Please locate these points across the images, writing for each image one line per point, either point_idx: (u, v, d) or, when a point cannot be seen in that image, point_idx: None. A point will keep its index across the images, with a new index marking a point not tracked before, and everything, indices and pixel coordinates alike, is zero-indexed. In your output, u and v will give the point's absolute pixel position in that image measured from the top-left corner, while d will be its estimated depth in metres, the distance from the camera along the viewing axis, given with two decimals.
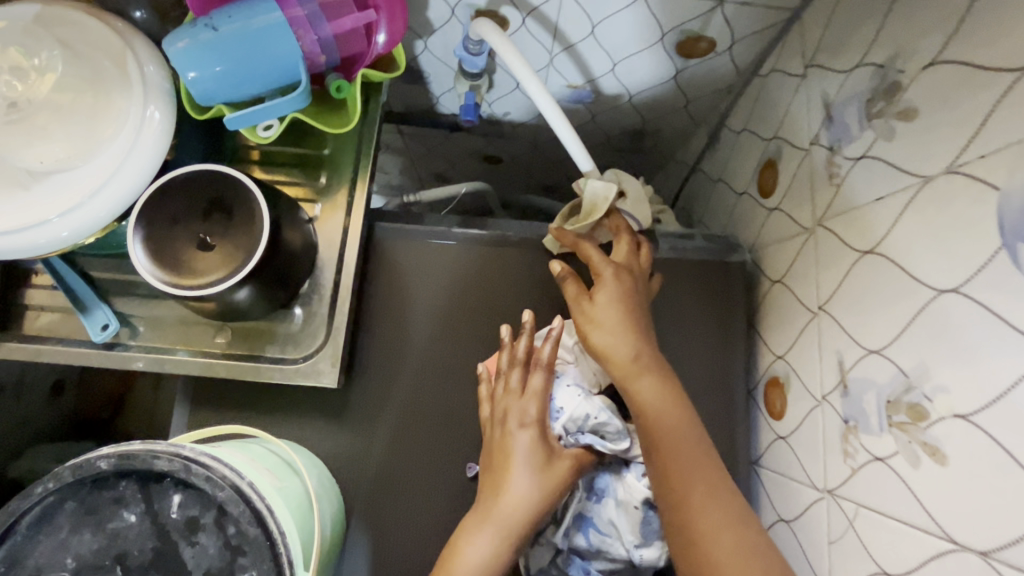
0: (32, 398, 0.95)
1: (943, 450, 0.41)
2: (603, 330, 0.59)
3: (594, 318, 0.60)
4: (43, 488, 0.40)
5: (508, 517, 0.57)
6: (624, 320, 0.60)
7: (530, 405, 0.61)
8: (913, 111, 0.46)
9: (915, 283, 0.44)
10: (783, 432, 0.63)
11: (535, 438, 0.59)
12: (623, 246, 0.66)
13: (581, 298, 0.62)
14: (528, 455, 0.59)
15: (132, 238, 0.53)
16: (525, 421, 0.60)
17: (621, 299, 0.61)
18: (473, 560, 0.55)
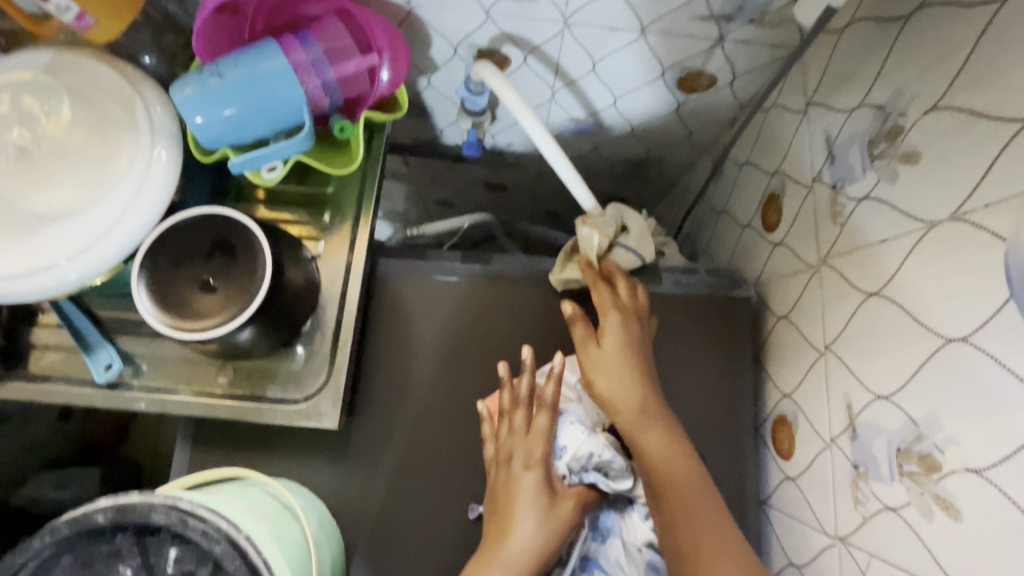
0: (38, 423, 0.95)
1: (956, 504, 0.40)
2: (610, 380, 0.60)
3: (601, 365, 0.61)
4: (39, 543, 0.40)
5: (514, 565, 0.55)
6: (632, 369, 0.60)
7: (536, 446, 0.60)
8: (916, 155, 0.46)
9: (923, 329, 0.44)
10: (792, 472, 0.62)
11: (541, 481, 0.58)
12: (624, 290, 0.65)
13: (590, 342, 0.62)
14: (534, 498, 0.58)
15: (138, 282, 0.54)
16: (530, 463, 0.59)
17: (629, 346, 0.61)
18: None
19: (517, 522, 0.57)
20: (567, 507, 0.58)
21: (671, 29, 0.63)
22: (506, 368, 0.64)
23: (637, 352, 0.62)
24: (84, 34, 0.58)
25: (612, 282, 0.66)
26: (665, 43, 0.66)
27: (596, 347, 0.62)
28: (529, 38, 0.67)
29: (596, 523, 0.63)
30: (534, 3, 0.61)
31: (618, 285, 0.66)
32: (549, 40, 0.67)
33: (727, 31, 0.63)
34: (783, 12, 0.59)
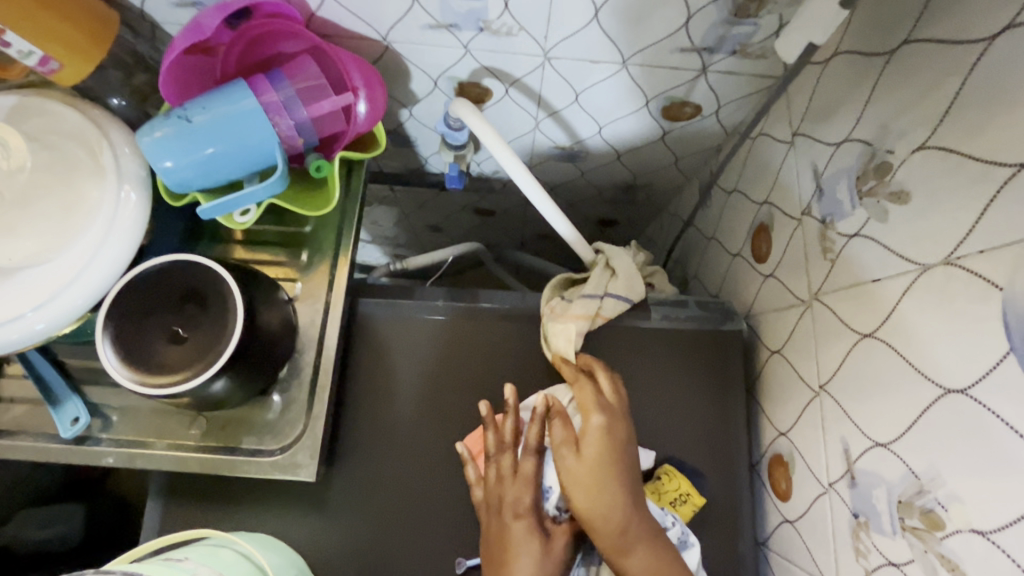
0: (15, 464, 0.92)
1: (962, 567, 0.38)
2: (586, 497, 0.55)
3: (576, 479, 0.56)
4: None
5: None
6: (612, 485, 0.55)
7: (525, 490, 0.57)
8: (905, 193, 0.44)
9: (920, 376, 0.42)
10: (789, 514, 0.60)
11: (530, 529, 0.56)
12: (607, 385, 0.61)
13: (566, 452, 0.57)
14: (527, 548, 0.55)
15: (103, 339, 0.52)
16: (520, 511, 0.56)
17: (608, 456, 0.56)
18: None
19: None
20: (558, 551, 0.56)
21: (653, 61, 0.62)
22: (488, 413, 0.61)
23: (620, 460, 0.57)
24: (51, 78, 0.57)
25: (593, 375, 0.62)
26: (648, 74, 0.65)
27: (572, 458, 0.56)
28: (510, 71, 0.66)
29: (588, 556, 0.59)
30: (512, 37, 0.60)
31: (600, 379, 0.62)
32: (530, 73, 0.66)
33: (709, 62, 0.62)
34: (765, 44, 0.58)
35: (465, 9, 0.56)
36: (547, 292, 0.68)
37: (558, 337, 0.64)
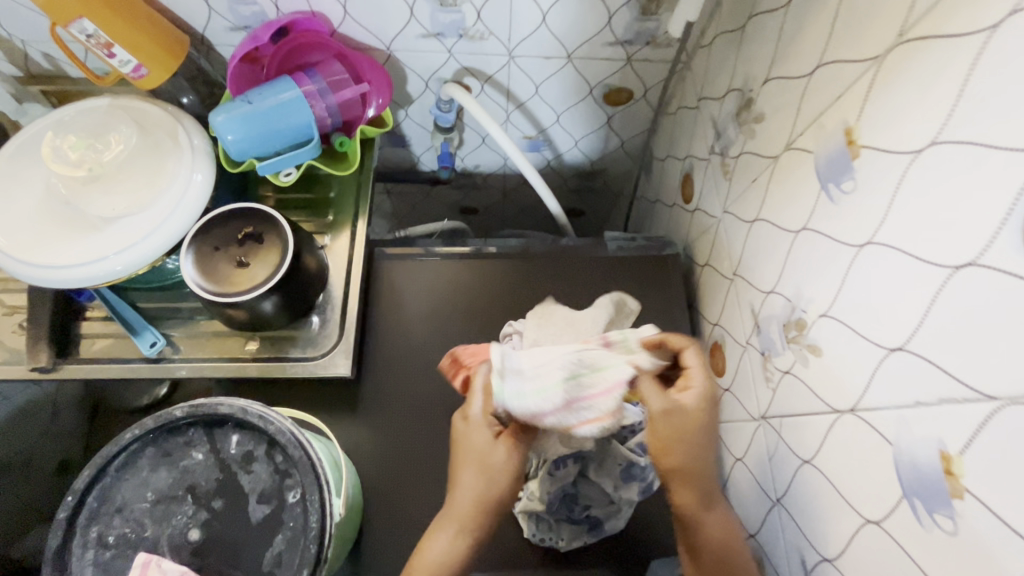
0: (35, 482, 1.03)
1: (818, 345, 0.55)
2: (705, 453, 0.54)
3: (686, 437, 0.54)
4: (130, 433, 0.51)
5: (462, 516, 0.55)
6: (701, 445, 0.54)
7: (478, 403, 0.58)
8: (762, 114, 0.64)
9: (785, 231, 0.60)
10: (725, 383, 0.76)
11: (476, 432, 0.57)
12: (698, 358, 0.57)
13: (671, 417, 0.54)
14: (477, 450, 0.56)
15: (184, 260, 0.68)
16: (469, 415, 0.58)
17: (708, 420, 0.54)
18: (434, 558, 0.54)
19: (459, 478, 0.56)
20: (506, 452, 0.56)
21: (590, 54, 0.83)
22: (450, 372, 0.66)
23: (707, 424, 0.54)
24: (137, 82, 0.75)
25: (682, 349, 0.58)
26: (587, 66, 0.86)
27: (673, 420, 0.54)
28: (483, 69, 0.87)
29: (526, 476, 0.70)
30: (484, 41, 0.81)
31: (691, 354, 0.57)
32: (499, 71, 0.87)
33: (632, 53, 0.83)
34: (668, 35, 0.80)
35: (449, 21, 0.77)
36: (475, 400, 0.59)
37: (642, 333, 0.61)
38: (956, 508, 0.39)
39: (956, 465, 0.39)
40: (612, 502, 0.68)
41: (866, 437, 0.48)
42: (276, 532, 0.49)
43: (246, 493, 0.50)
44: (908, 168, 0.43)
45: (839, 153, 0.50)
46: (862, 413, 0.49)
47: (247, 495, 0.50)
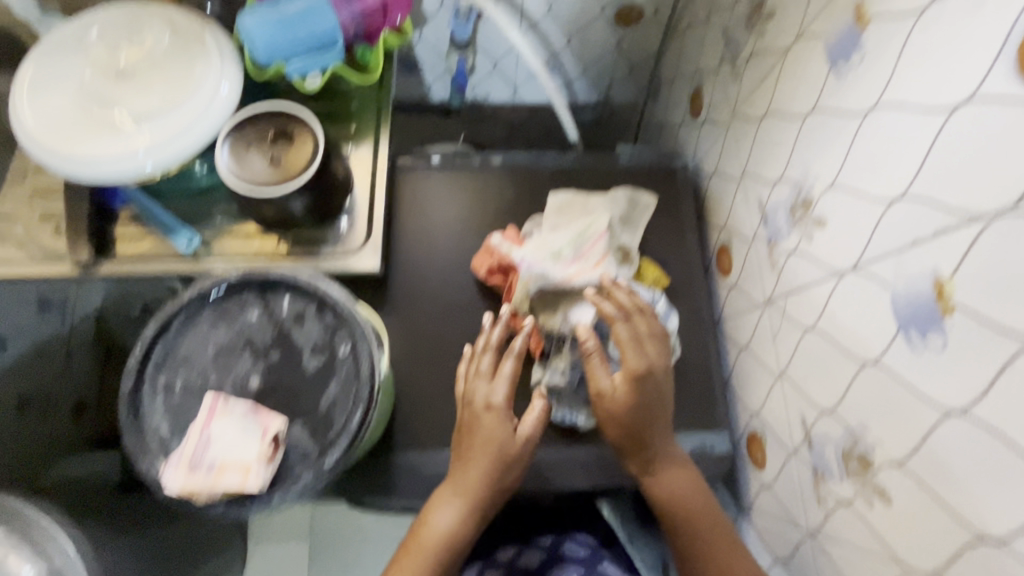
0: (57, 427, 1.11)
1: (823, 217, 0.59)
2: (647, 425, 0.65)
3: (617, 420, 0.64)
4: (191, 294, 0.55)
5: (470, 493, 0.64)
6: (635, 432, 0.64)
7: (502, 389, 0.66)
8: (773, 10, 0.67)
9: (793, 118, 0.64)
10: (731, 282, 0.81)
11: (496, 421, 0.65)
12: (641, 326, 0.67)
13: (614, 395, 0.64)
14: (494, 439, 0.64)
15: (220, 155, 0.71)
16: (492, 403, 0.65)
17: (637, 396, 0.64)
18: (441, 527, 0.63)
19: (473, 462, 0.64)
20: (523, 439, 0.65)
21: None
22: (472, 352, 0.69)
23: (635, 414, 0.64)
24: None
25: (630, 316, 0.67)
26: None
27: (615, 397, 0.64)
28: None
29: (546, 356, 0.73)
30: None
31: (636, 320, 0.67)
32: None
33: None
34: None
35: None
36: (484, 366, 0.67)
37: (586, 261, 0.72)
38: (947, 325, 0.44)
39: (947, 288, 0.44)
40: None
41: (865, 289, 0.53)
42: (330, 380, 0.53)
43: (299, 346, 0.54)
44: (914, 26, 0.46)
45: (848, 30, 0.54)
46: (864, 268, 0.53)
47: (301, 348, 0.54)
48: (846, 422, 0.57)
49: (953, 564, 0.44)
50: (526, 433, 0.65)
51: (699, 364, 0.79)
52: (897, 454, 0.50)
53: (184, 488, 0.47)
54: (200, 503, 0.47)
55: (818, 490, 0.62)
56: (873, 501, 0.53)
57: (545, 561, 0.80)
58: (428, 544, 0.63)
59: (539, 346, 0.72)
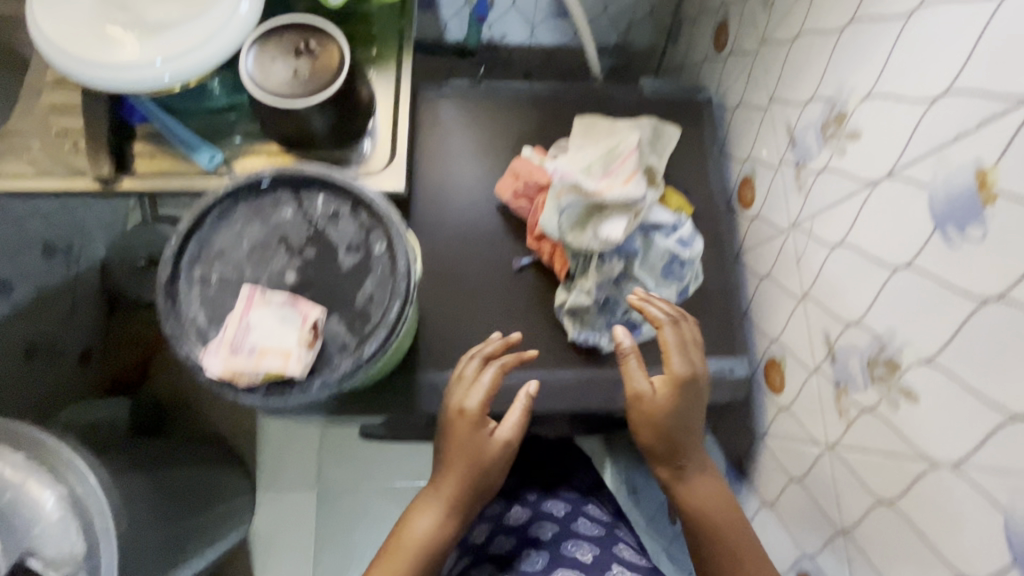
0: (64, 368, 1.40)
1: (857, 129, 0.59)
2: (680, 430, 0.65)
3: (655, 421, 0.64)
4: (225, 188, 0.54)
5: (445, 497, 0.65)
6: (677, 435, 0.65)
7: (478, 396, 0.66)
8: None
9: (829, 32, 0.63)
10: (753, 213, 0.81)
11: (469, 428, 0.65)
12: (688, 336, 0.68)
13: (652, 398, 0.64)
14: (470, 448, 0.65)
15: (245, 68, 0.70)
16: (466, 410, 0.66)
17: (681, 402, 0.65)
18: (418, 531, 0.65)
19: (452, 467, 0.65)
20: (498, 446, 0.65)
21: None
22: (461, 358, 0.70)
23: (678, 419, 0.65)
24: None
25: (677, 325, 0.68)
26: None
27: (654, 399, 0.64)
28: None
29: (570, 278, 0.73)
30: None
31: (682, 330, 0.68)
32: None
33: None
34: None
35: None
36: (470, 373, 0.67)
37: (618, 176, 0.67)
38: (987, 215, 0.44)
39: (991, 176, 0.44)
40: None
41: (900, 193, 0.53)
42: (365, 276, 0.53)
43: (335, 244, 0.54)
44: None
45: None
46: (899, 173, 0.54)
47: (336, 246, 0.54)
48: (873, 330, 0.57)
49: (981, 447, 0.45)
50: (503, 436, 0.66)
51: (719, 293, 0.79)
52: (927, 351, 0.51)
53: (226, 370, 0.47)
54: (241, 386, 0.48)
55: (840, 402, 0.63)
56: (897, 402, 0.54)
57: (559, 533, 0.79)
58: (405, 547, 0.64)
59: (564, 267, 0.73)
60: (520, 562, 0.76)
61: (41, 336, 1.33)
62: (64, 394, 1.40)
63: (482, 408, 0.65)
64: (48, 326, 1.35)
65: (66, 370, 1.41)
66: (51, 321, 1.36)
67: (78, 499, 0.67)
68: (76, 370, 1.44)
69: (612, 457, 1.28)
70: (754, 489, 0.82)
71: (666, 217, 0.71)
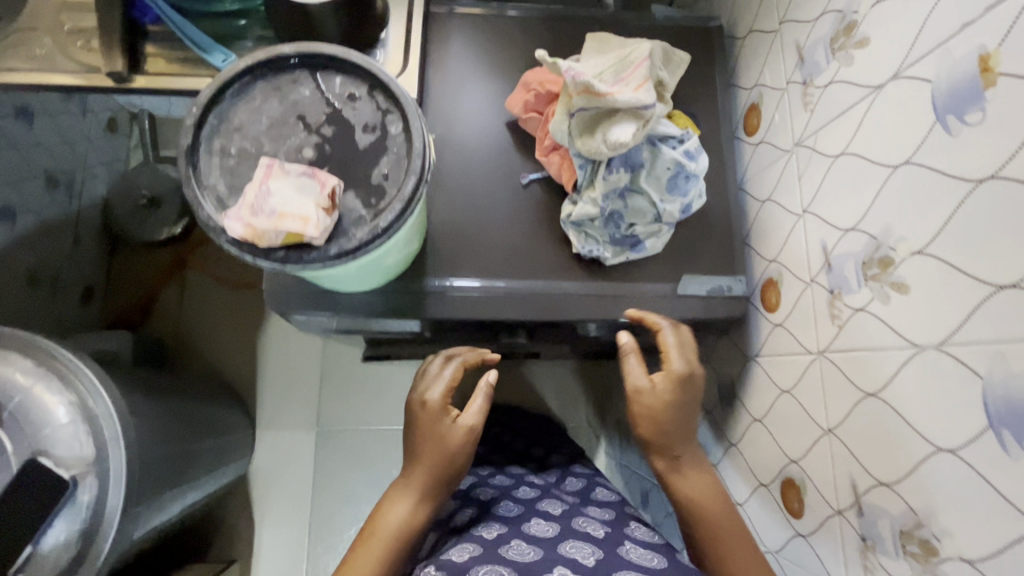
0: (68, 301, 1.40)
1: (866, 37, 0.61)
2: (677, 423, 0.69)
3: (654, 412, 0.69)
4: (244, 63, 0.55)
5: (417, 484, 0.69)
6: (674, 426, 0.69)
7: (438, 388, 0.73)
8: None
9: None
10: (757, 138, 0.83)
11: (433, 416, 0.72)
12: (686, 339, 0.73)
13: (651, 391, 0.69)
14: (436, 433, 0.71)
15: None
16: (429, 400, 0.72)
17: (680, 396, 0.70)
18: (391, 520, 0.67)
19: (421, 456, 0.70)
20: (461, 430, 0.71)
21: None
22: (432, 359, 0.79)
23: (677, 409, 0.69)
24: None
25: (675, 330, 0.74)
26: None
27: (653, 392, 0.69)
28: None
29: (577, 189, 0.75)
30: None
31: (681, 334, 0.73)
32: None
33: None
34: None
35: None
36: (433, 371, 0.76)
37: (631, 83, 0.68)
38: (987, 98, 0.46)
39: (994, 59, 0.46)
40: (655, 218, 0.76)
41: (904, 94, 0.55)
42: (380, 155, 0.54)
43: (352, 124, 0.55)
44: None
45: None
46: (905, 73, 0.55)
47: (353, 126, 0.55)
48: (870, 232, 0.60)
49: (965, 325, 0.48)
50: (466, 422, 0.71)
51: (722, 216, 0.81)
52: (919, 242, 0.53)
53: (247, 232, 0.49)
54: (262, 248, 0.50)
55: (833, 307, 0.65)
56: (888, 297, 0.57)
57: (568, 514, 0.77)
58: (378, 536, 0.67)
59: (572, 179, 0.75)
60: (527, 524, 0.73)
61: (48, 266, 1.33)
62: (67, 327, 1.40)
63: (442, 398, 0.72)
64: (53, 257, 1.35)
65: (70, 303, 1.41)
66: (56, 253, 1.36)
67: (88, 408, 0.76)
68: (81, 305, 1.45)
69: (607, 420, 1.34)
70: (746, 410, 0.85)
71: (671, 129, 0.72)
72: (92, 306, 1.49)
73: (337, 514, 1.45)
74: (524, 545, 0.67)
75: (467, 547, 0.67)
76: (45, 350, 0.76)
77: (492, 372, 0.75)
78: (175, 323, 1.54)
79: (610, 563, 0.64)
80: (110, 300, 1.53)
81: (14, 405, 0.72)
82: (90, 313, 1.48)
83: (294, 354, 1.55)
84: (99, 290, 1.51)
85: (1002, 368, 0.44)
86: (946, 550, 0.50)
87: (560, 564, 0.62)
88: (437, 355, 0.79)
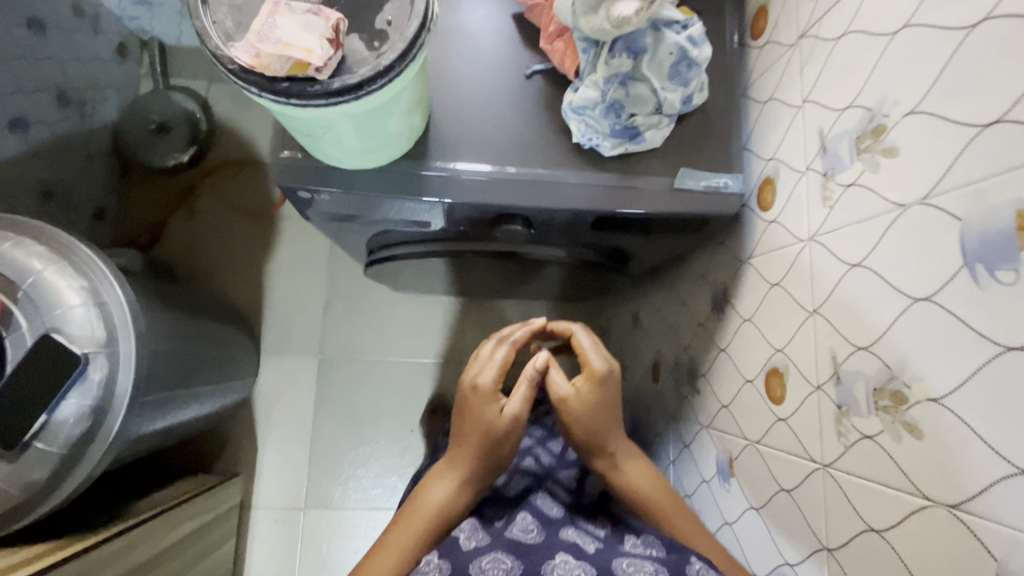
0: (78, 215, 1.42)
1: None
2: (606, 423, 0.77)
3: (581, 418, 0.76)
4: None
5: (463, 466, 0.73)
6: (606, 423, 0.77)
7: (490, 373, 0.75)
8: None
9: None
10: (764, 40, 0.82)
11: (482, 401, 0.74)
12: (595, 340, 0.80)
13: (576, 396, 0.76)
14: (484, 420, 0.73)
15: None
16: (481, 384, 0.74)
17: (603, 395, 0.76)
18: (436, 497, 0.72)
19: (467, 435, 0.74)
20: (508, 418, 0.74)
21: None
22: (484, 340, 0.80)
23: (606, 408, 0.76)
24: None
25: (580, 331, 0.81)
26: None
27: (577, 397, 0.76)
28: None
29: (579, 76, 0.77)
30: None
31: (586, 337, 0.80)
32: None
33: None
34: None
35: None
36: (491, 349, 0.77)
37: None
38: None
39: None
40: (656, 109, 0.77)
41: None
42: (385, 1, 0.55)
43: None
44: None
45: None
46: None
47: None
48: (866, 106, 0.60)
49: (949, 172, 0.49)
50: (511, 411, 0.74)
51: (723, 116, 0.81)
52: (912, 102, 0.54)
53: (255, 61, 0.51)
54: (269, 77, 0.52)
55: (826, 191, 0.66)
56: (878, 165, 0.58)
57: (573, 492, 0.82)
58: (422, 512, 0.71)
59: (574, 66, 0.77)
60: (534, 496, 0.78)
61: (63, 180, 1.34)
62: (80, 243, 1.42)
63: (495, 384, 0.74)
64: (66, 170, 1.35)
65: (80, 220, 1.42)
66: (69, 166, 1.36)
67: (100, 297, 0.79)
68: (91, 222, 1.47)
69: None
70: (737, 313, 0.87)
71: (676, 13, 0.72)
72: (102, 225, 1.51)
73: (340, 434, 1.50)
74: (528, 519, 0.72)
75: (478, 531, 0.69)
76: (59, 239, 0.80)
77: (543, 357, 0.77)
78: (184, 246, 1.56)
79: (608, 552, 0.69)
80: (121, 220, 1.55)
81: (29, 286, 0.76)
82: (99, 231, 1.50)
83: (298, 281, 1.57)
84: (110, 210, 1.53)
85: (981, 205, 0.46)
86: (914, 396, 0.52)
87: (562, 549, 0.67)
88: (491, 337, 0.80)
